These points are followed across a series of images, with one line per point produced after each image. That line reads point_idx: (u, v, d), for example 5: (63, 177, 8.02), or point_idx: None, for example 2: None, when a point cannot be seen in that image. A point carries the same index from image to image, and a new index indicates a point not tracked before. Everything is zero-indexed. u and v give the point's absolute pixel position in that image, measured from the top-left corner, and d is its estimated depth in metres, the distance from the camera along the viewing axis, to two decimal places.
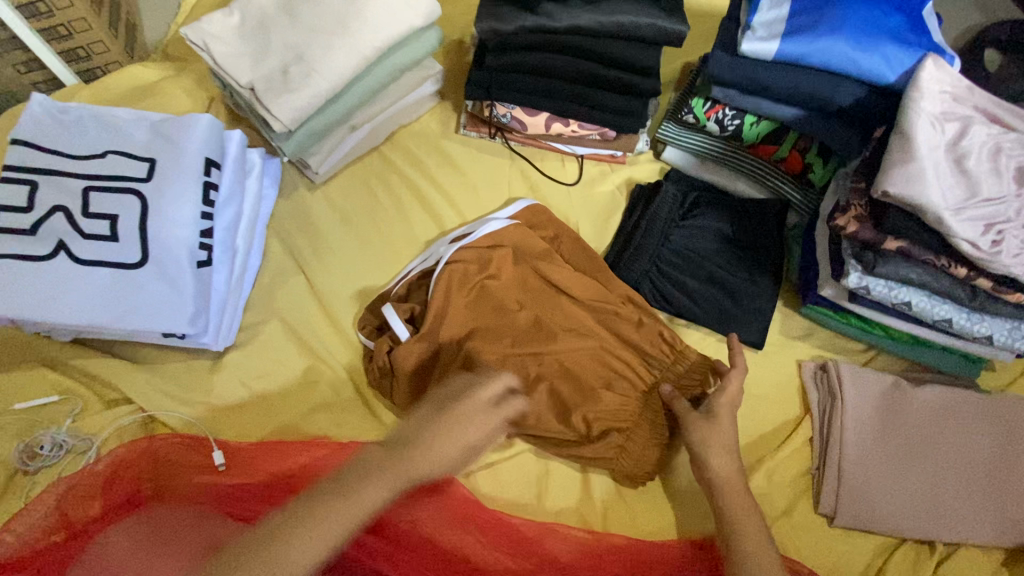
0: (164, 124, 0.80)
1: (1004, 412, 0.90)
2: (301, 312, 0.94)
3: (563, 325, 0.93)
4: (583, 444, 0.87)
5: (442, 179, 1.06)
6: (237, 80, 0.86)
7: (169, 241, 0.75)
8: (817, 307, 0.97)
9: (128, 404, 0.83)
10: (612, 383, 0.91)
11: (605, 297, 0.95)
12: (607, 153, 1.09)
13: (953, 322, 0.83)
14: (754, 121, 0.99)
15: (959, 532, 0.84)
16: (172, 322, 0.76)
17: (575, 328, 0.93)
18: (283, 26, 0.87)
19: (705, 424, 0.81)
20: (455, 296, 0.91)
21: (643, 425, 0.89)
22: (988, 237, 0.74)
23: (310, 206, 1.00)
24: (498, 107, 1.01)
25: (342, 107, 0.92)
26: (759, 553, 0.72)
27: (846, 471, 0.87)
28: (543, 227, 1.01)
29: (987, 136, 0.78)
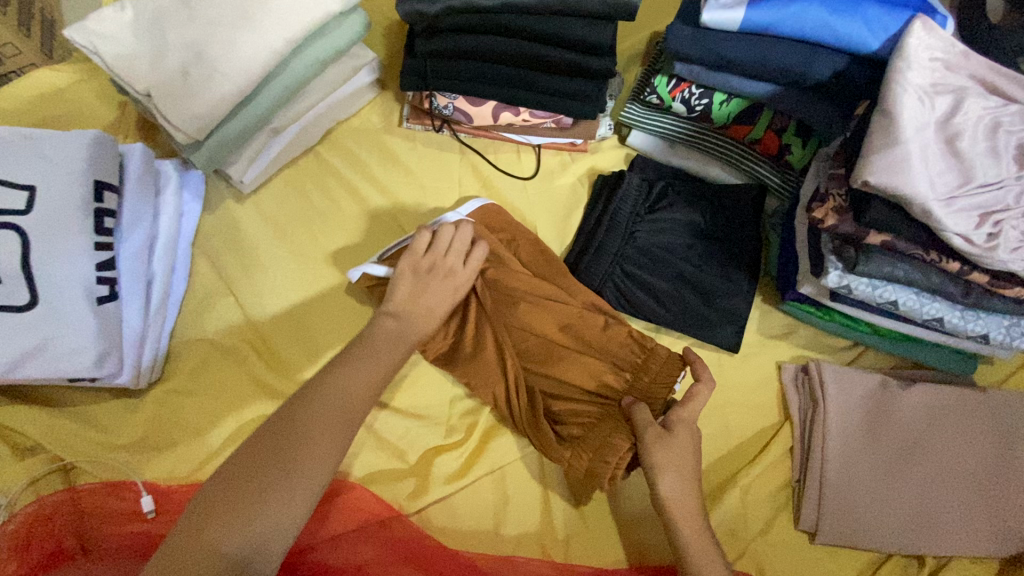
0: (43, 144, 0.71)
1: (1001, 412, 0.83)
2: (231, 337, 0.85)
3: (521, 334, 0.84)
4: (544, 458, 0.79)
5: (385, 180, 0.96)
6: (133, 87, 0.76)
7: (60, 279, 0.68)
8: (798, 304, 0.89)
9: (45, 453, 0.76)
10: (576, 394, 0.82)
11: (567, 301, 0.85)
12: (565, 141, 0.99)
13: (945, 321, 0.75)
14: (723, 99, 0.88)
15: (953, 545, 0.78)
16: (73, 367, 0.69)
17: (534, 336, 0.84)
18: (181, 21, 0.77)
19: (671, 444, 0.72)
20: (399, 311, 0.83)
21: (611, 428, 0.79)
22: (983, 231, 0.65)
23: (238, 219, 0.91)
24: (439, 98, 0.92)
25: (259, 110, 0.82)
26: None
27: (828, 484, 0.80)
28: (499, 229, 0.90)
29: (984, 110, 0.68)
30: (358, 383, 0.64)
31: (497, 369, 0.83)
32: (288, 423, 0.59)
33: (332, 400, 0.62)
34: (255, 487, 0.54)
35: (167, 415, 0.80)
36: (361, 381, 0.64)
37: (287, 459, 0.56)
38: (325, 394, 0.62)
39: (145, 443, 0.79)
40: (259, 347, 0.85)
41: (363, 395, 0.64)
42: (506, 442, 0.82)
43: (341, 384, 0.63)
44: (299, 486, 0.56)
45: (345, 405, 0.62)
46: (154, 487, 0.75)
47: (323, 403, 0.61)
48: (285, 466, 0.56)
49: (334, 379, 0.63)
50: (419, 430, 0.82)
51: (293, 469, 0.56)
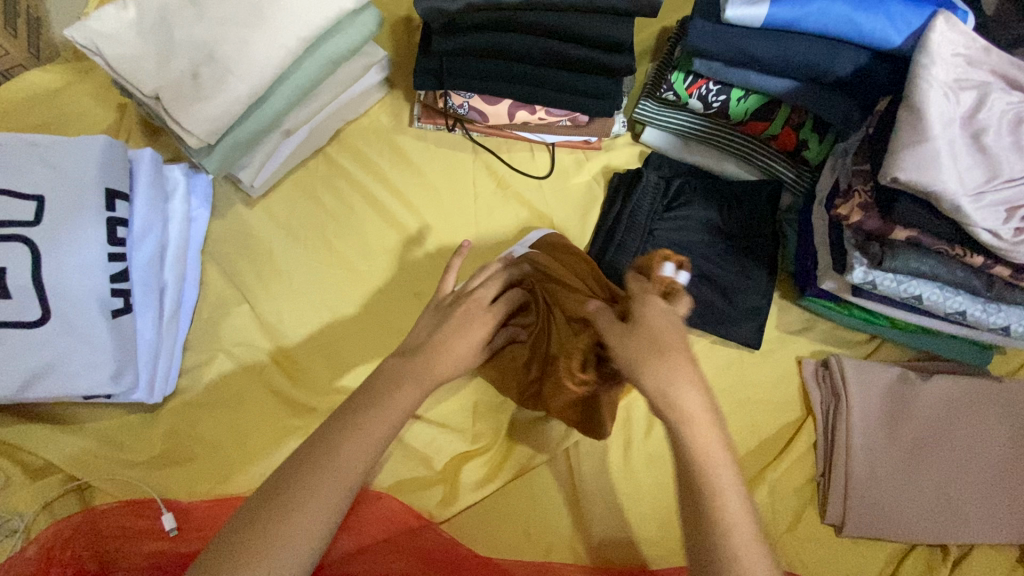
0: (50, 151, 0.68)
1: (1016, 400, 0.84)
2: (246, 347, 0.82)
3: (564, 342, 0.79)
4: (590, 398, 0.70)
5: (398, 182, 0.94)
6: (140, 89, 0.73)
7: (75, 293, 0.65)
8: (817, 300, 0.89)
9: (59, 473, 0.73)
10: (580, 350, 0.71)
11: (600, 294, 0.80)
12: (579, 139, 0.98)
13: (968, 314, 0.76)
14: (741, 96, 0.88)
15: (975, 534, 0.79)
16: (89, 384, 0.66)
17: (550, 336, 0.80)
18: (188, 20, 0.74)
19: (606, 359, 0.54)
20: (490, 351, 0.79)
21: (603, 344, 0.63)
22: (1009, 226, 0.66)
23: (248, 224, 0.88)
24: (454, 97, 0.90)
25: (271, 111, 0.79)
26: None
27: (853, 478, 0.81)
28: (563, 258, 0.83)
29: (1007, 105, 0.69)
30: (379, 418, 0.54)
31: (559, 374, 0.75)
32: (301, 466, 0.51)
33: (348, 439, 0.52)
34: (255, 539, 0.47)
35: (183, 429, 0.78)
36: (383, 414, 0.54)
37: (295, 503, 0.48)
38: (340, 429, 0.53)
39: (161, 459, 0.76)
40: (276, 356, 0.82)
41: (382, 429, 0.54)
42: (533, 446, 0.81)
43: (364, 417, 0.54)
44: (301, 539, 0.48)
45: (361, 449, 0.52)
46: (174, 504, 0.73)
47: (339, 445, 0.52)
48: (295, 509, 0.48)
49: (359, 414, 0.54)
50: (445, 437, 0.81)
51: (298, 516, 0.48)
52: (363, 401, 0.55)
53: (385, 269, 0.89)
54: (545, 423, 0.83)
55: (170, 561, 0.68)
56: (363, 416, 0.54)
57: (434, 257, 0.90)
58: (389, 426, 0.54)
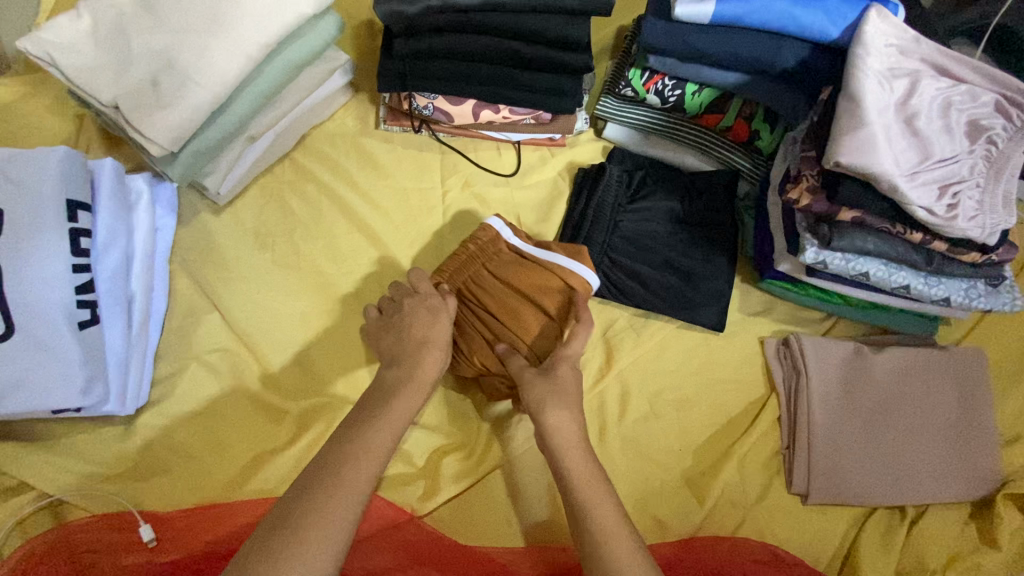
0: (7, 163, 0.67)
1: (961, 366, 0.90)
2: (218, 354, 0.82)
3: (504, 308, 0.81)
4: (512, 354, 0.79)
5: (366, 184, 0.95)
6: (98, 99, 0.73)
7: (39, 306, 0.64)
8: (776, 282, 0.94)
9: (30, 490, 0.72)
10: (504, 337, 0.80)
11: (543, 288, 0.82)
12: (544, 136, 1.00)
13: (912, 288, 0.81)
14: (695, 90, 0.91)
15: (929, 494, 0.84)
16: (58, 398, 0.65)
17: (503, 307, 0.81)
18: (145, 27, 0.74)
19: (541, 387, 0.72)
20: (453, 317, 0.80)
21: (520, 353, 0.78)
22: (942, 202, 0.70)
23: (216, 232, 0.88)
24: (418, 99, 0.91)
25: (234, 117, 0.79)
26: None
27: (816, 449, 0.85)
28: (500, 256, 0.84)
29: (936, 90, 0.74)
30: (364, 459, 0.57)
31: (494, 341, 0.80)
32: (308, 484, 0.55)
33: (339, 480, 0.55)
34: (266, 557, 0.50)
35: (158, 440, 0.77)
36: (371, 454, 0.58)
37: (296, 529, 0.52)
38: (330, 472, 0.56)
39: (136, 470, 0.75)
40: (249, 362, 0.82)
41: (368, 469, 0.57)
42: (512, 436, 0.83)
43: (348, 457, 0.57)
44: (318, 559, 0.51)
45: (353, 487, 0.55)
46: (150, 515, 0.73)
47: (344, 466, 0.56)
48: (315, 514, 0.53)
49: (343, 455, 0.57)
50: (424, 433, 0.82)
51: (300, 554, 0.51)
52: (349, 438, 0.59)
53: (357, 271, 0.90)
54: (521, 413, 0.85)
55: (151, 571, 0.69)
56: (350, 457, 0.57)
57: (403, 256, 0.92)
58: (381, 449, 0.59)
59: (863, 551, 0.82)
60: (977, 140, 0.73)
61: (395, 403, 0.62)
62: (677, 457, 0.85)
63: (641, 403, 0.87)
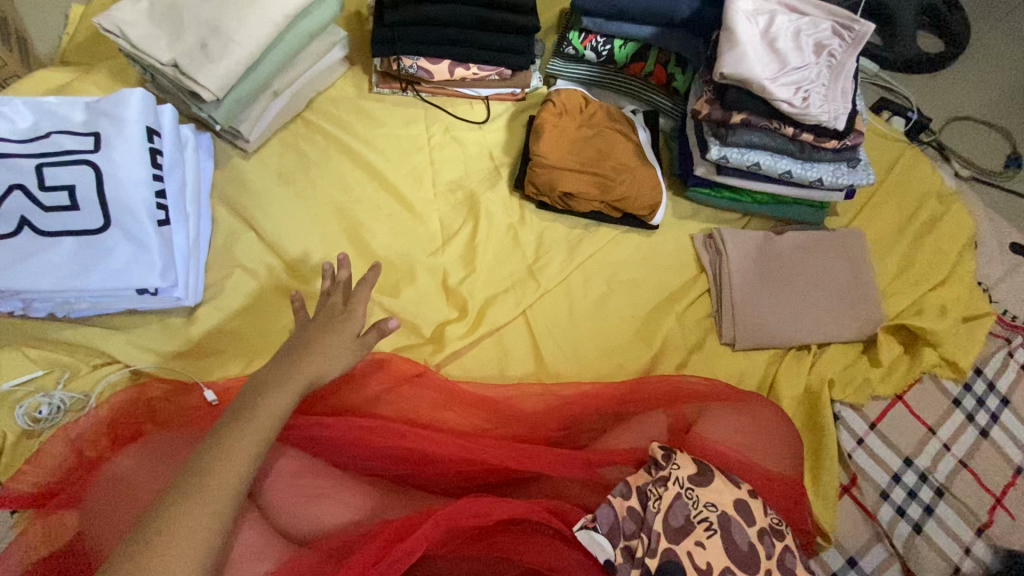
0: (99, 103, 0.88)
1: (847, 240, 1.14)
2: (259, 260, 1.02)
3: (603, 155, 1.13)
4: (588, 182, 1.10)
5: (365, 132, 1.17)
6: (159, 59, 0.95)
7: (126, 204, 0.84)
8: (699, 188, 1.17)
9: (114, 363, 0.90)
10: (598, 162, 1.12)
11: (576, 153, 1.12)
12: (507, 91, 1.24)
13: (793, 172, 1.06)
14: (622, 44, 1.18)
15: (830, 334, 1.07)
16: (142, 278, 0.84)
17: (606, 155, 1.13)
18: (194, 6, 0.98)
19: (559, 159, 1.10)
20: (609, 171, 1.11)
21: (588, 160, 1.12)
22: (798, 97, 0.96)
23: (245, 172, 1.09)
24: (405, 60, 1.15)
25: (262, 75, 1.03)
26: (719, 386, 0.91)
27: (738, 308, 1.07)
28: (585, 153, 1.13)
29: (789, 23, 1.01)
30: (222, 475, 0.63)
31: (604, 161, 1.12)
32: (197, 479, 0.62)
33: (187, 521, 0.59)
34: (159, 539, 0.58)
35: (217, 327, 0.95)
36: (220, 489, 0.62)
37: (170, 528, 0.58)
38: (203, 477, 0.62)
39: (199, 349, 0.93)
40: (282, 267, 1.02)
41: (227, 486, 0.63)
42: (500, 309, 1.04)
43: (202, 479, 0.62)
44: (192, 548, 0.58)
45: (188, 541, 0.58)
46: (212, 383, 0.89)
47: (208, 471, 0.63)
48: (176, 524, 0.59)
49: (172, 513, 0.60)
50: (428, 312, 1.02)
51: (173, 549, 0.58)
52: (198, 467, 0.63)
53: (362, 199, 1.11)
54: (503, 295, 1.05)
55: (210, 415, 0.82)
56: (194, 499, 0.61)
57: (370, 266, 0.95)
58: (248, 454, 0.65)
59: (780, 379, 1.04)
60: (821, 54, 1.00)
61: (253, 414, 0.69)
62: (629, 321, 1.07)
63: (600, 283, 1.10)
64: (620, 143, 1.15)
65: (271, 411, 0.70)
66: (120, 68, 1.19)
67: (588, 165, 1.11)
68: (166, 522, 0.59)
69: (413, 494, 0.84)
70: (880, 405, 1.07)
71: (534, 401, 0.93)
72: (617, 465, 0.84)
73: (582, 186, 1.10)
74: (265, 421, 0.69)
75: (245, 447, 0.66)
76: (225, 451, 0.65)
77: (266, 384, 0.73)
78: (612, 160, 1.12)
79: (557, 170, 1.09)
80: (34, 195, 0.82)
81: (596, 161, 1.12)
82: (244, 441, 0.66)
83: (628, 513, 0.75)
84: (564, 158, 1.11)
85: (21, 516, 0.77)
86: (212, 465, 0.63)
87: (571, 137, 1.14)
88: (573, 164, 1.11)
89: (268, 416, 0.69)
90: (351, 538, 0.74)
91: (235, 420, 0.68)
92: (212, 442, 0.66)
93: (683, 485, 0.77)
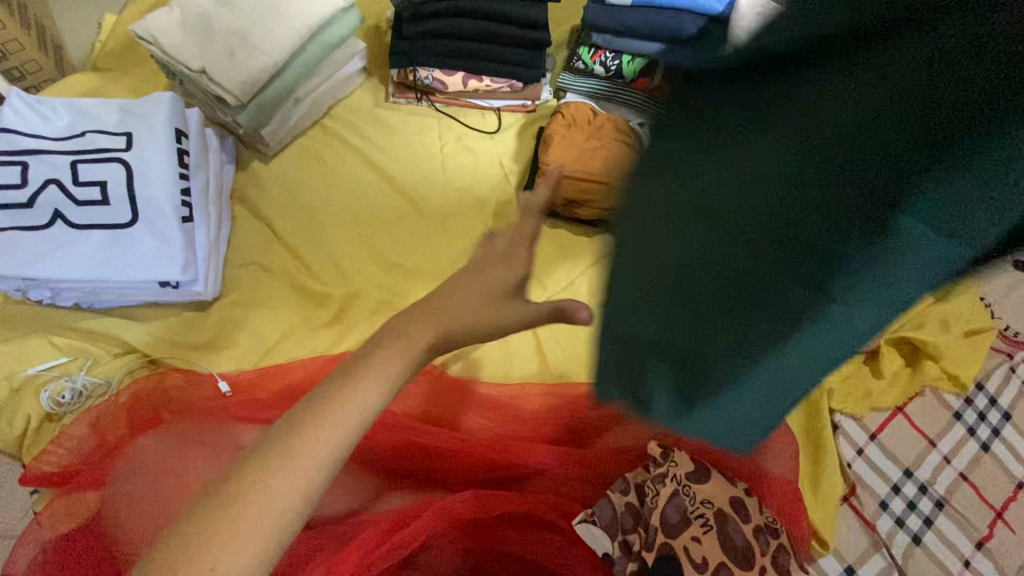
0: (132, 106, 0.93)
1: None
2: (274, 259, 1.06)
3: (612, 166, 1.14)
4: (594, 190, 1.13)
5: (380, 139, 1.21)
6: (188, 65, 1.01)
7: (154, 202, 0.89)
8: None
9: (135, 353, 0.94)
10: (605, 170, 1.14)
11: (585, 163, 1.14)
12: (519, 103, 1.28)
13: None
14: (629, 59, 1.22)
15: None
16: (165, 271, 0.88)
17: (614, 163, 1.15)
18: (221, 16, 1.03)
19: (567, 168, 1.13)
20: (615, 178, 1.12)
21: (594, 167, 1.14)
22: None
23: (265, 175, 1.13)
24: (421, 72, 1.21)
25: (285, 83, 1.09)
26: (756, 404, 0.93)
27: None
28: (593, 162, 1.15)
29: None
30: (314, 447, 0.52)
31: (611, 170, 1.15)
32: (279, 449, 0.52)
33: (258, 496, 0.50)
34: (226, 514, 0.49)
35: (233, 321, 0.99)
36: (308, 463, 0.52)
37: (238, 502, 0.50)
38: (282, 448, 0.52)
39: (216, 342, 0.97)
40: (297, 266, 1.06)
41: (313, 465, 0.52)
42: None
43: (284, 449, 0.52)
44: (264, 527, 0.50)
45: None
46: (227, 374, 0.93)
47: (300, 440, 0.52)
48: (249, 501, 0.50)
49: (240, 499, 0.50)
50: None
51: (241, 534, 0.49)
52: (282, 435, 0.53)
53: (376, 203, 1.14)
54: None
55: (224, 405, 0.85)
56: (275, 473, 0.51)
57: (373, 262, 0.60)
58: (351, 425, 0.55)
59: None
60: None
61: (369, 372, 0.58)
62: None
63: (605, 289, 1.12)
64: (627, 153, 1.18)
65: (388, 372, 0.59)
66: (150, 74, 1.25)
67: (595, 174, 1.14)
68: (229, 506, 0.50)
69: (418, 487, 0.86)
70: (881, 416, 1.08)
71: (536, 401, 0.95)
72: (615, 464, 0.86)
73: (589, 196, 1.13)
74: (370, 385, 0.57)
75: (339, 422, 0.54)
76: (316, 421, 0.54)
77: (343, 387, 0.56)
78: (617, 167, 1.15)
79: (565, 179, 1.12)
80: (67, 189, 0.87)
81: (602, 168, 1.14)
82: (340, 412, 0.55)
83: (626, 508, 0.78)
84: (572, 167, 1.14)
85: (46, 493, 0.80)
86: (297, 446, 0.52)
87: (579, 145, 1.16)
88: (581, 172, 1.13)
89: (379, 378, 0.58)
90: (355, 526, 0.76)
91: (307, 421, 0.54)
92: (302, 407, 0.56)
93: (682, 482, 0.79)
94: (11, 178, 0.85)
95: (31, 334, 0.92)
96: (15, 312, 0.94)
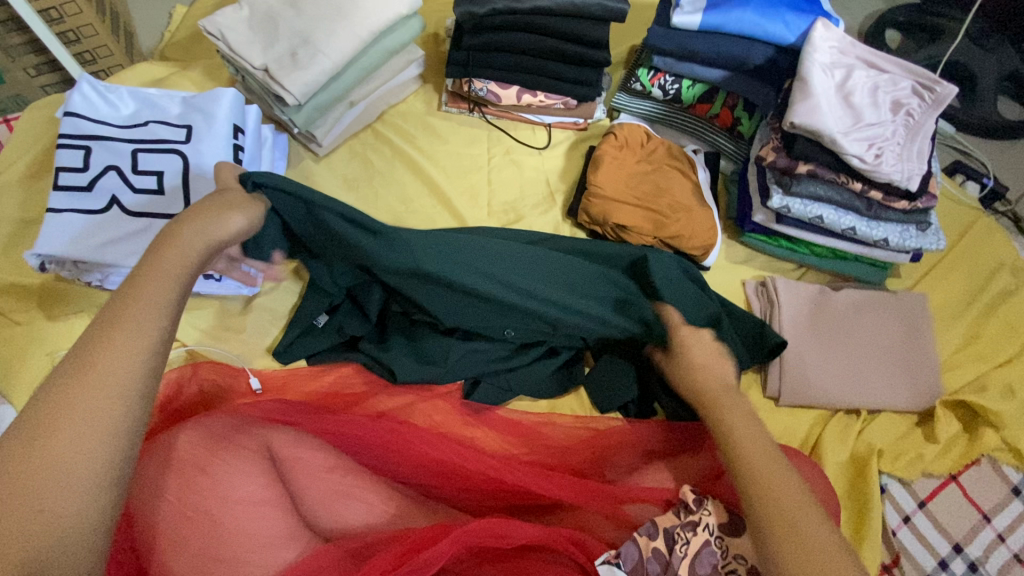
0: (194, 98, 0.95)
1: (908, 302, 1.07)
2: None
3: (661, 194, 1.12)
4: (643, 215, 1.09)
5: (428, 146, 1.21)
6: (252, 63, 1.02)
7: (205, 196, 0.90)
8: (754, 235, 1.15)
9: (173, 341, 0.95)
10: (655, 199, 1.11)
11: (636, 188, 1.12)
12: (570, 121, 1.26)
13: (857, 230, 1.03)
14: (690, 84, 1.17)
15: (883, 402, 1.01)
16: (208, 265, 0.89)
17: (665, 192, 1.12)
18: (289, 17, 1.05)
19: (616, 191, 1.10)
20: (660, 205, 1.10)
21: (644, 193, 1.12)
22: (870, 153, 0.94)
23: (313, 174, 1.14)
24: (476, 83, 1.19)
25: (342, 85, 1.09)
26: (798, 462, 0.90)
27: (789, 362, 1.01)
28: (642, 187, 1.13)
29: (866, 79, 1.00)
30: (149, 294, 0.58)
31: (662, 196, 1.12)
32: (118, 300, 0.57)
33: (101, 355, 0.52)
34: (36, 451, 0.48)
35: (270, 319, 0.99)
36: (154, 293, 0.58)
37: (52, 427, 0.49)
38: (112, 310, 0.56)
39: (251, 338, 0.98)
40: None
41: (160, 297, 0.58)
42: None
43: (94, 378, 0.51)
44: (135, 350, 0.54)
45: (96, 416, 0.50)
46: (258, 372, 0.93)
47: (152, 270, 0.60)
48: (54, 438, 0.49)
49: (63, 419, 0.49)
50: None
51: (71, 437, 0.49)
52: (124, 293, 0.57)
53: (421, 211, 1.14)
54: None
55: (255, 404, 0.87)
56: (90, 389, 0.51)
57: (212, 201, 0.71)
58: (178, 266, 0.62)
59: (824, 441, 0.99)
60: (898, 113, 0.98)
61: (182, 239, 0.64)
62: None
63: None
64: (679, 179, 1.14)
65: (195, 237, 0.65)
66: (212, 66, 1.28)
67: (642, 198, 1.11)
68: (48, 427, 0.49)
69: (440, 508, 0.83)
70: (931, 481, 1.01)
71: (566, 430, 0.93)
72: (646, 506, 0.82)
73: (637, 222, 1.09)
74: (208, 232, 0.67)
75: (159, 270, 0.60)
76: (148, 276, 0.59)
77: (171, 223, 0.66)
78: (664, 194, 1.12)
79: (612, 202, 1.09)
80: (125, 177, 0.90)
81: (653, 196, 1.11)
82: (160, 275, 0.60)
83: (653, 554, 0.74)
84: (622, 191, 1.11)
85: None
86: (138, 288, 0.58)
87: (630, 168, 1.15)
88: (631, 197, 1.10)
89: (189, 247, 0.64)
90: (372, 543, 0.74)
91: (126, 294, 0.57)
92: (87, 342, 0.53)
93: (714, 534, 0.75)
94: (75, 162, 0.89)
95: (77, 313, 0.94)
96: (64, 290, 0.96)
